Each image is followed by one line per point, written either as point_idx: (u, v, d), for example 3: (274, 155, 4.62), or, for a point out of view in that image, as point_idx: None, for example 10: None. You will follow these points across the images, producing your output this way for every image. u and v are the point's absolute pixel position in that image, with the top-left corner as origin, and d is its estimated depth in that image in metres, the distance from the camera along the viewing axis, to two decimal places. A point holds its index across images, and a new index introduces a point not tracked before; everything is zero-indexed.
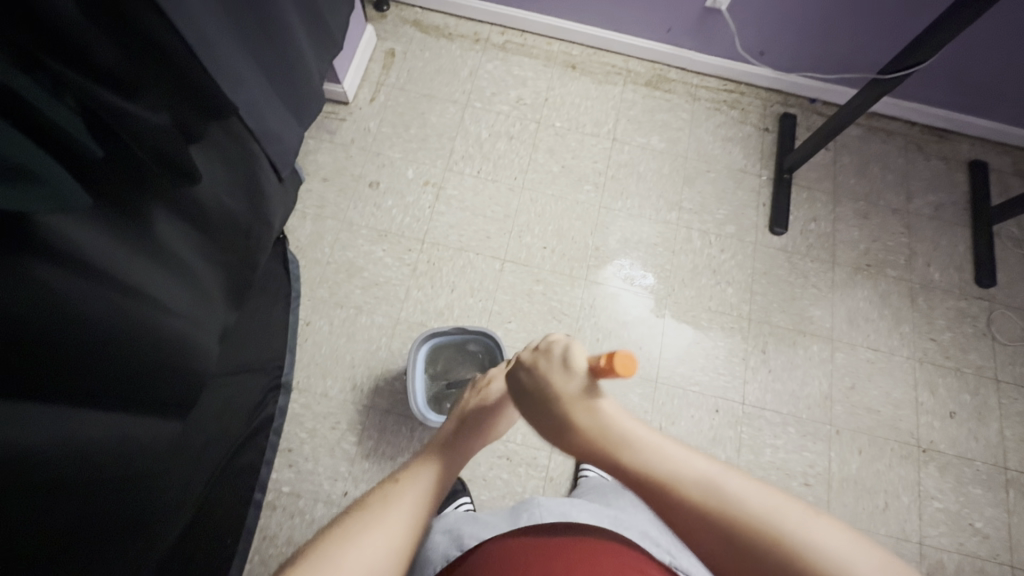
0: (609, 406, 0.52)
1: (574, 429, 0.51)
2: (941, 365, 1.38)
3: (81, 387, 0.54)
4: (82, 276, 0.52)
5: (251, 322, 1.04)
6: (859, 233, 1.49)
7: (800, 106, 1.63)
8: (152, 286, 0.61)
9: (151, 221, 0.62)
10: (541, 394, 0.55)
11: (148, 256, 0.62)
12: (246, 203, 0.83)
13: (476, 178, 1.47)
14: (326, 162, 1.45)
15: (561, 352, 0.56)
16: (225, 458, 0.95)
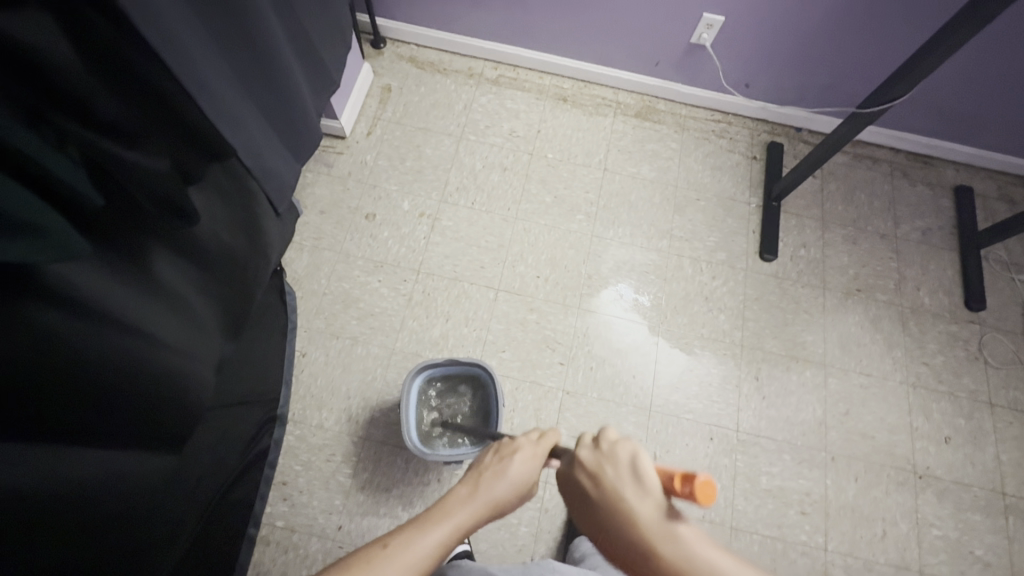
0: (690, 533, 0.49)
1: (656, 561, 0.48)
2: (934, 389, 1.38)
3: (78, 427, 0.55)
4: (83, 319, 0.54)
5: (249, 354, 1.05)
6: (848, 258, 1.51)
7: (786, 135, 1.67)
8: (153, 325, 0.62)
9: (151, 262, 0.64)
10: (608, 503, 0.54)
11: (149, 295, 0.63)
12: (246, 237, 0.85)
13: (470, 208, 1.50)
14: (324, 195, 1.48)
15: (628, 462, 0.55)
16: (220, 491, 0.95)
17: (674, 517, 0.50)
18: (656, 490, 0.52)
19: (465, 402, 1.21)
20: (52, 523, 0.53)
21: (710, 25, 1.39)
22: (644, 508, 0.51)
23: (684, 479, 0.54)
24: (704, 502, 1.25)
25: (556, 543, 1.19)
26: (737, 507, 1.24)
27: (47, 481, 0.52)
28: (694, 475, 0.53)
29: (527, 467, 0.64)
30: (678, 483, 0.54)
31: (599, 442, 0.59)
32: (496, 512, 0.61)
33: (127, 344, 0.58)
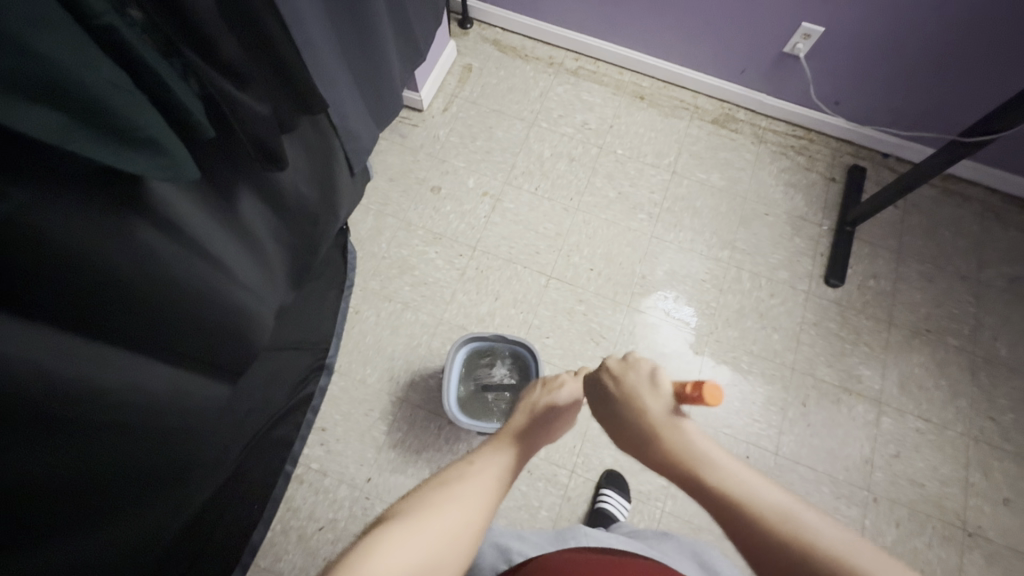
0: (690, 428, 0.56)
1: (659, 445, 0.56)
2: (999, 447, 1.29)
3: (144, 342, 0.58)
4: (170, 238, 0.57)
5: (305, 302, 1.10)
6: (922, 296, 1.43)
7: (871, 159, 1.58)
8: (220, 255, 0.65)
9: (229, 197, 0.67)
10: (624, 398, 0.62)
11: (223, 228, 0.66)
12: (320, 192, 0.89)
13: (533, 194, 1.51)
14: (395, 163, 1.53)
15: (648, 373, 0.63)
16: (266, 426, 0.99)
17: (679, 417, 0.58)
18: (668, 394, 0.60)
19: (508, 376, 1.22)
20: (106, 436, 0.55)
21: (807, 35, 1.34)
22: (655, 405, 0.59)
23: (694, 384, 0.58)
24: None
25: None
26: None
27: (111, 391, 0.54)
28: (702, 381, 0.58)
29: (575, 396, 0.73)
30: (689, 388, 0.59)
31: (623, 357, 0.67)
32: (542, 438, 0.70)
33: (198, 267, 0.61)
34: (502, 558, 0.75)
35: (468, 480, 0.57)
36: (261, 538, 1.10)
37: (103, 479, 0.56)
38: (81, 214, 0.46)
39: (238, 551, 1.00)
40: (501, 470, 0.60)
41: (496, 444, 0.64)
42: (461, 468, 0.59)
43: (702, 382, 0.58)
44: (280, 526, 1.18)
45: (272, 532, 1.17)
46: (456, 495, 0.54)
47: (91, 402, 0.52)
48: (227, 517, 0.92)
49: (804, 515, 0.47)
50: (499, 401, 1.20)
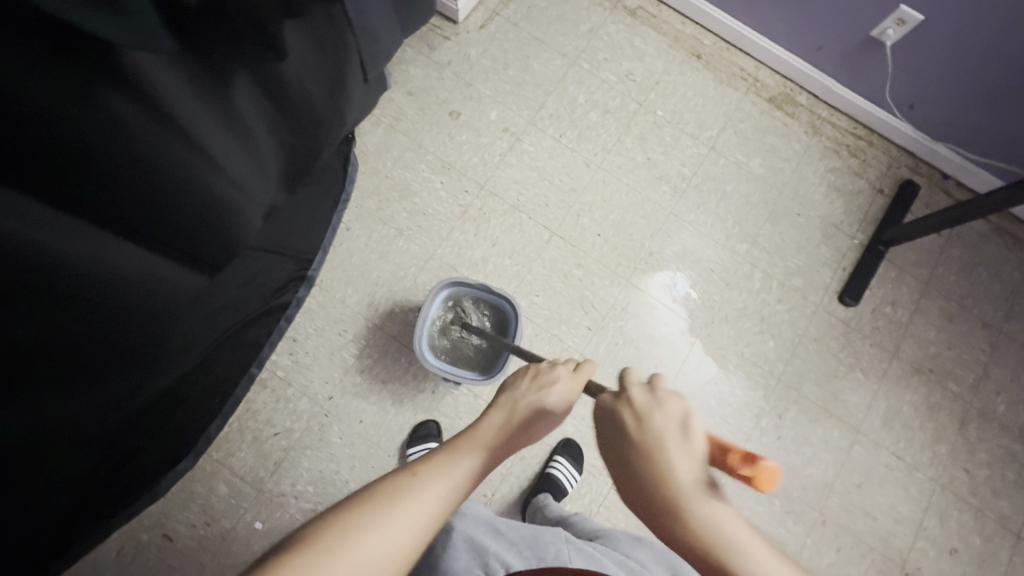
0: (724, 509, 0.46)
1: (682, 525, 0.45)
2: (963, 499, 1.26)
3: (127, 256, 0.43)
4: (157, 123, 0.39)
5: (300, 208, 1.03)
6: (936, 334, 1.35)
7: (929, 178, 1.44)
8: (223, 161, 0.46)
9: (235, 86, 0.45)
10: (645, 447, 0.49)
11: (230, 128, 0.46)
12: (340, 91, 0.57)
13: (556, 141, 1.40)
14: (416, 77, 1.41)
15: (679, 418, 0.50)
16: (237, 329, 0.95)
17: (713, 489, 0.47)
18: (702, 455, 0.48)
19: (486, 324, 1.18)
20: (69, 356, 0.42)
21: (901, 21, 1.17)
22: (685, 470, 0.47)
23: (745, 457, 0.48)
24: None
25: (520, 491, 1.21)
26: None
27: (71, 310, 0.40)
28: (755, 456, 0.48)
29: (564, 398, 0.62)
30: (734, 458, 0.49)
31: (650, 386, 0.53)
32: (520, 443, 0.59)
33: (192, 166, 0.43)
34: (479, 561, 0.76)
35: (395, 515, 0.45)
36: (216, 432, 1.12)
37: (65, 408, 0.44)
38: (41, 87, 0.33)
39: (189, 448, 0.98)
40: (458, 479, 0.50)
41: (458, 444, 0.54)
42: (395, 488, 0.47)
43: (754, 456, 0.48)
44: (238, 423, 1.20)
45: (229, 428, 1.19)
46: (374, 537, 0.43)
47: (56, 313, 0.39)
48: (187, 414, 0.90)
49: None
50: (468, 347, 1.17)
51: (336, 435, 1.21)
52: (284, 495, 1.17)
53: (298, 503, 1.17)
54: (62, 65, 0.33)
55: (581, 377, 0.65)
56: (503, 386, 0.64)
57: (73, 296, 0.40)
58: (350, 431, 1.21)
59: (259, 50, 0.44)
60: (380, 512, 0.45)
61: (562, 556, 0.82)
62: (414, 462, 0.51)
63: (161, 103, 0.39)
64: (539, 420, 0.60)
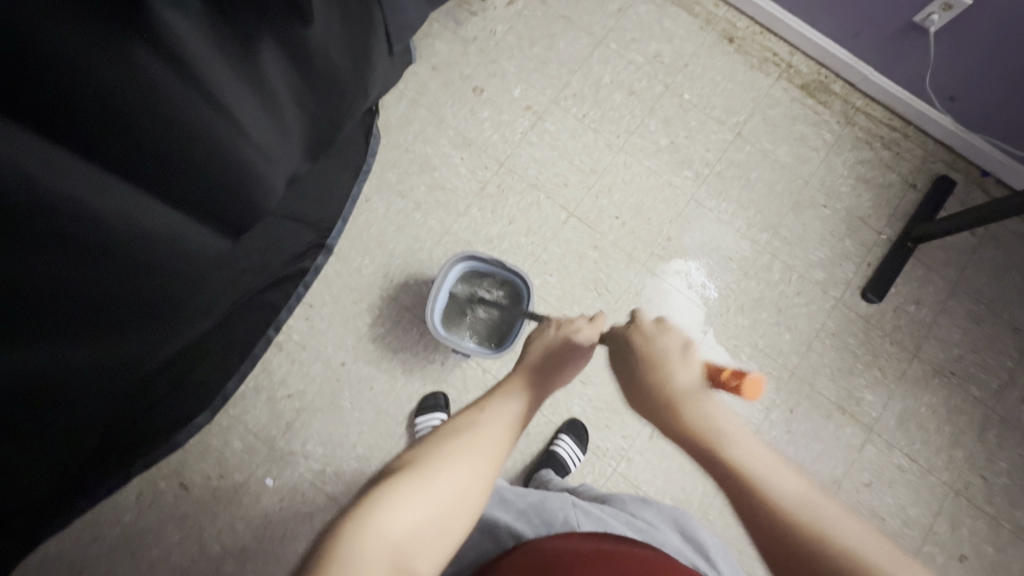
0: (717, 406, 0.54)
1: (681, 420, 0.54)
2: (977, 506, 1.23)
3: (143, 228, 0.40)
4: (175, 81, 0.37)
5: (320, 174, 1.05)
6: (961, 336, 1.30)
7: (966, 175, 1.38)
8: (239, 131, 0.41)
9: (262, 53, 0.42)
10: (649, 361, 0.61)
11: (257, 98, 0.43)
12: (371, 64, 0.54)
13: (578, 121, 1.39)
14: (441, 51, 1.41)
15: (680, 342, 0.62)
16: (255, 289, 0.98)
17: (707, 394, 0.56)
18: (698, 366, 0.59)
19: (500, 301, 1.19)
20: (77, 327, 0.40)
21: (948, 5, 1.11)
22: (682, 376, 0.57)
23: (734, 372, 0.58)
24: (678, 496, 1.22)
25: (523, 466, 1.23)
26: (707, 515, 1.21)
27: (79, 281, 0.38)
28: (743, 371, 0.58)
29: (585, 340, 0.74)
30: (726, 375, 0.59)
31: (655, 320, 0.65)
32: (556, 380, 0.72)
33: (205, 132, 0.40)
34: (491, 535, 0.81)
35: (466, 449, 0.58)
36: (233, 389, 1.16)
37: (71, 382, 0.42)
38: (70, 46, 0.33)
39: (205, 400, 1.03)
40: (511, 415, 0.65)
41: (506, 389, 0.69)
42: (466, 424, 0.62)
43: (743, 372, 0.58)
44: (254, 383, 1.24)
45: (246, 386, 1.23)
46: (453, 466, 0.56)
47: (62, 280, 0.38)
48: None
49: (841, 522, 0.44)
50: (477, 318, 1.18)
51: (346, 400, 1.24)
52: (295, 454, 1.21)
53: (307, 463, 1.21)
54: (94, 21, 0.34)
55: (598, 323, 0.78)
56: (532, 336, 0.78)
57: (86, 265, 0.38)
58: (360, 397, 1.24)
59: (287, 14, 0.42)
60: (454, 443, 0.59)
61: (570, 522, 0.83)
62: (476, 403, 0.67)
63: (185, 63, 0.37)
64: (566, 358, 0.73)
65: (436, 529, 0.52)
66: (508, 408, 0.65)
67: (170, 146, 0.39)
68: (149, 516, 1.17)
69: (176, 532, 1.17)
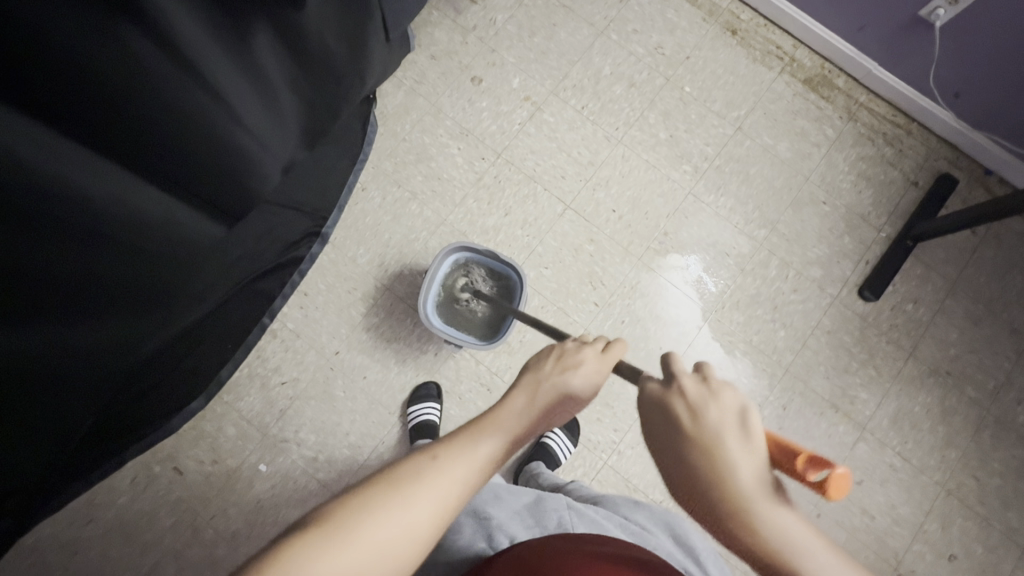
0: (791, 514, 0.40)
1: (743, 532, 0.40)
2: (968, 506, 1.23)
3: (137, 212, 0.41)
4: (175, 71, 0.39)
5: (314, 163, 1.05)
6: (958, 336, 1.29)
7: (969, 173, 1.37)
8: (241, 108, 0.43)
9: (253, 39, 0.43)
10: (696, 442, 0.43)
11: (251, 81, 0.44)
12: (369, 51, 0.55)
13: (577, 112, 1.37)
14: (440, 40, 1.39)
15: (735, 411, 0.44)
16: None
17: (780, 492, 0.41)
18: (763, 453, 0.42)
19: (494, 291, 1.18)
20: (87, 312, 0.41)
21: None
22: (746, 468, 0.41)
23: (810, 462, 0.41)
24: (669, 491, 1.22)
25: (514, 457, 1.24)
26: None
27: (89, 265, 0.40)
28: (829, 461, 0.40)
29: (589, 382, 0.59)
30: (799, 464, 0.41)
31: (703, 376, 0.47)
32: (546, 421, 0.58)
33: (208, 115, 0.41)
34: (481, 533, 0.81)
35: (427, 485, 0.46)
36: (226, 375, 1.17)
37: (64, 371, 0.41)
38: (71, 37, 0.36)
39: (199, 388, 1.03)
40: (479, 461, 0.50)
41: (478, 427, 0.53)
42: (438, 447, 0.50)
43: (830, 464, 0.40)
44: (248, 370, 1.24)
45: (240, 373, 1.24)
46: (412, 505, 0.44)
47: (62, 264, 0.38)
48: None
49: None
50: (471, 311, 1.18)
51: (340, 389, 1.24)
52: (287, 441, 1.22)
53: (300, 450, 1.22)
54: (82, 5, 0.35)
55: (612, 356, 0.62)
56: (525, 366, 0.60)
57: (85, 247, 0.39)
58: (353, 385, 1.25)
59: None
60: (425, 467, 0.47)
61: (563, 524, 0.81)
62: (431, 447, 0.50)
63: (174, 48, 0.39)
64: (567, 400, 0.58)
65: (397, 560, 0.42)
66: (482, 450, 0.51)
67: (179, 128, 0.40)
68: (143, 499, 1.19)
69: (168, 515, 1.18)
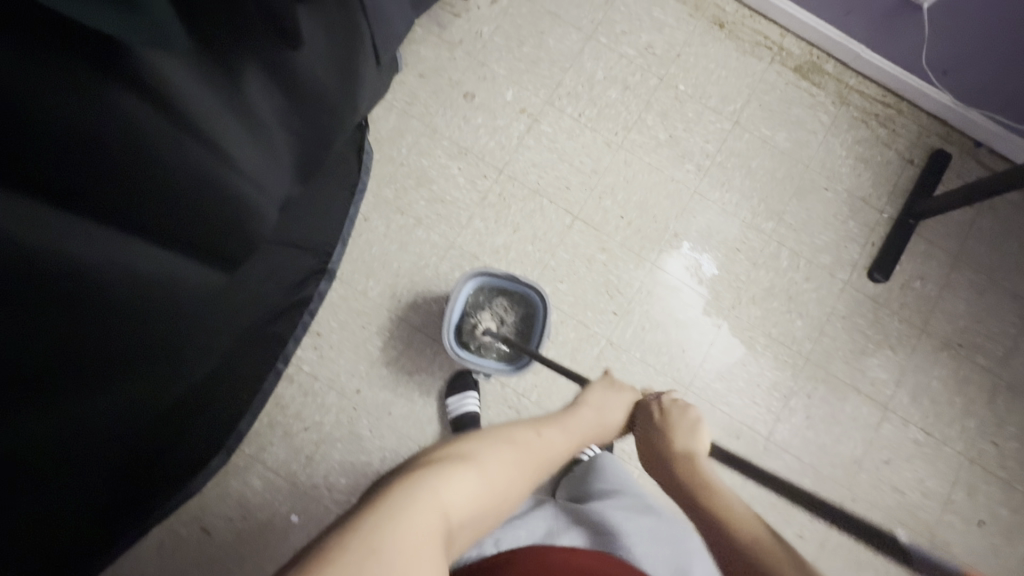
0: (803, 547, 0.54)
1: None
2: (991, 472, 1.27)
3: (65, 252, 0.49)
4: (159, 118, 0.51)
5: (315, 199, 1.02)
6: (966, 308, 1.33)
7: (960, 147, 1.40)
8: (232, 146, 0.58)
9: (245, 81, 0.59)
10: None
11: (243, 120, 0.60)
12: (341, 83, 0.75)
13: (575, 121, 1.35)
14: (427, 57, 1.35)
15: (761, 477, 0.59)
16: (261, 321, 0.96)
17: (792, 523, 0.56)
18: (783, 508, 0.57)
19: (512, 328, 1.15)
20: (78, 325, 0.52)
21: None
22: None
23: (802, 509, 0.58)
24: None
25: (549, 475, 1.22)
26: None
27: (111, 274, 0.53)
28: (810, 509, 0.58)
29: (612, 419, 0.91)
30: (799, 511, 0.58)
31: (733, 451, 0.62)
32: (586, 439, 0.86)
33: (198, 155, 0.55)
34: None
35: (491, 467, 0.66)
36: (246, 428, 1.12)
37: (87, 355, 0.54)
38: (63, 96, 0.45)
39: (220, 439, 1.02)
40: (551, 454, 0.76)
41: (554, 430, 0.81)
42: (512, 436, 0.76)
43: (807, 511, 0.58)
44: (267, 419, 1.20)
45: (260, 424, 1.20)
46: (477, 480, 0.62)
47: (56, 277, 0.49)
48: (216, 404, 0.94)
49: None
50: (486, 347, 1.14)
51: (365, 428, 1.21)
52: (318, 487, 1.18)
53: (332, 495, 1.18)
54: (49, 68, 0.44)
55: (638, 405, 0.95)
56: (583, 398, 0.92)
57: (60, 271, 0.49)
58: (379, 423, 1.22)
59: (251, 62, 0.58)
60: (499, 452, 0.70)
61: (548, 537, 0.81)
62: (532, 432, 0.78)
63: (179, 109, 0.52)
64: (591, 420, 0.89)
65: (478, 509, 0.60)
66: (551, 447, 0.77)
67: (172, 178, 0.54)
68: (173, 565, 1.14)
69: None
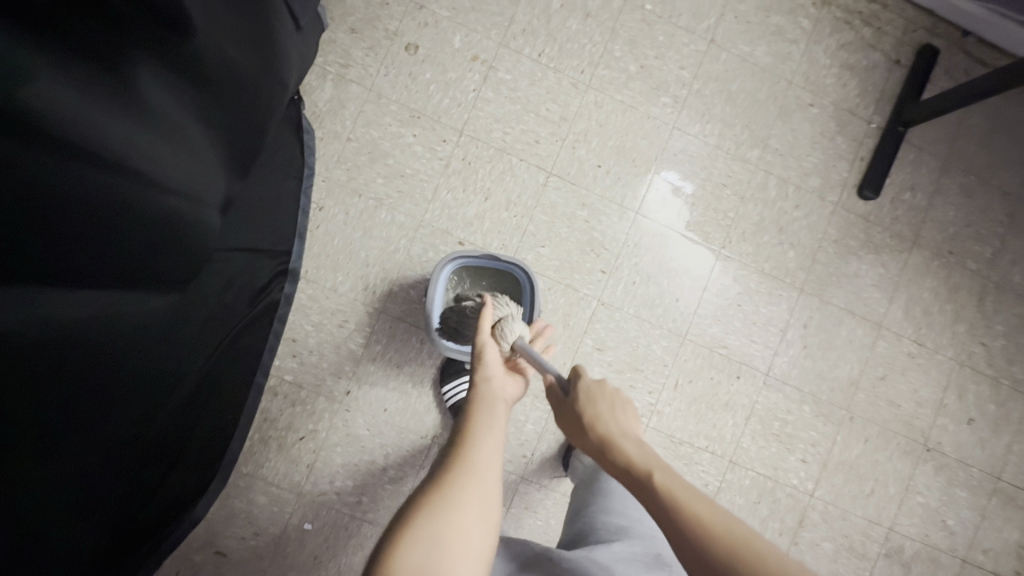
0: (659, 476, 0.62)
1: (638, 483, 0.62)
2: (979, 372, 1.30)
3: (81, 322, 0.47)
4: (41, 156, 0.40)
5: (257, 191, 0.87)
6: (955, 213, 1.30)
7: (948, 39, 1.30)
8: (152, 166, 0.46)
9: (140, 75, 0.44)
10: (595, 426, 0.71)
11: (152, 128, 0.46)
12: (256, 54, 0.56)
13: (535, 63, 1.21)
14: (357, 7, 1.17)
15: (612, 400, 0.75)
16: (226, 336, 0.86)
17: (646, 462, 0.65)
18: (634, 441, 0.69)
19: None
20: (50, 392, 0.47)
21: None
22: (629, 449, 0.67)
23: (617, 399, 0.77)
24: (710, 433, 1.24)
25: (558, 444, 1.20)
26: (742, 444, 1.24)
27: (101, 316, 0.49)
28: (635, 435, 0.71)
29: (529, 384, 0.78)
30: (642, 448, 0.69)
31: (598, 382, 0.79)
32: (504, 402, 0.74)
33: (130, 190, 0.45)
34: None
35: (466, 489, 0.58)
36: (238, 453, 1.06)
37: (70, 424, 0.50)
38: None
39: (211, 465, 0.95)
40: (490, 453, 0.64)
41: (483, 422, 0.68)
42: (474, 419, 0.68)
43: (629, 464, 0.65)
44: (258, 436, 1.14)
45: (251, 441, 1.14)
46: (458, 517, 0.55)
47: (53, 342, 0.45)
48: (197, 431, 0.87)
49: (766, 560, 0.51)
50: None
51: (362, 427, 1.17)
52: (325, 494, 1.16)
53: (341, 498, 1.16)
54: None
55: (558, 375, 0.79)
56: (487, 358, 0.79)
57: (41, 325, 0.44)
58: (375, 421, 1.17)
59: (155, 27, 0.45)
60: (467, 464, 0.61)
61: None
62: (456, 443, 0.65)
63: (86, 147, 0.41)
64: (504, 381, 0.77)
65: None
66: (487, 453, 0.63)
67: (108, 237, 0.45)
68: None
69: None
